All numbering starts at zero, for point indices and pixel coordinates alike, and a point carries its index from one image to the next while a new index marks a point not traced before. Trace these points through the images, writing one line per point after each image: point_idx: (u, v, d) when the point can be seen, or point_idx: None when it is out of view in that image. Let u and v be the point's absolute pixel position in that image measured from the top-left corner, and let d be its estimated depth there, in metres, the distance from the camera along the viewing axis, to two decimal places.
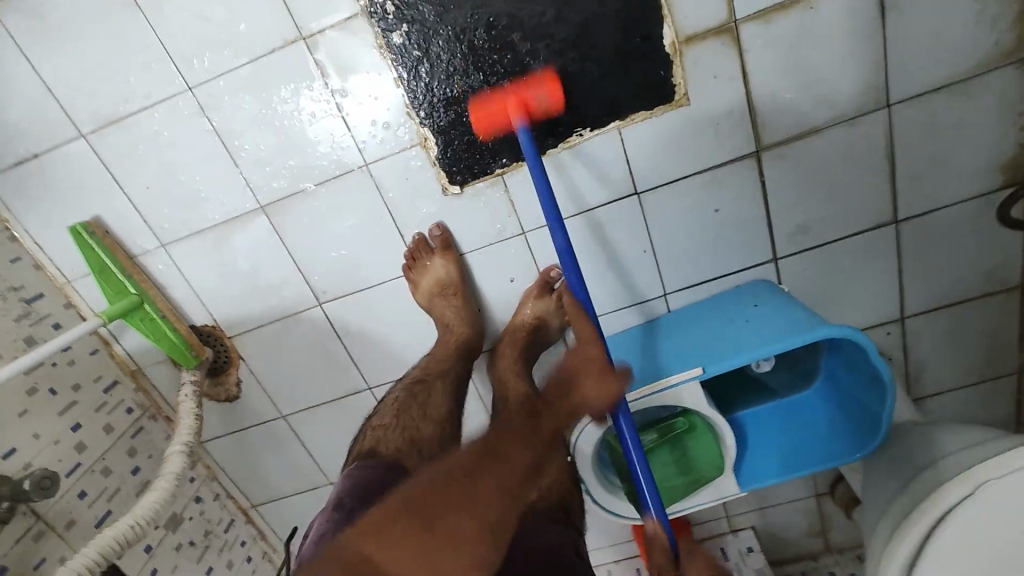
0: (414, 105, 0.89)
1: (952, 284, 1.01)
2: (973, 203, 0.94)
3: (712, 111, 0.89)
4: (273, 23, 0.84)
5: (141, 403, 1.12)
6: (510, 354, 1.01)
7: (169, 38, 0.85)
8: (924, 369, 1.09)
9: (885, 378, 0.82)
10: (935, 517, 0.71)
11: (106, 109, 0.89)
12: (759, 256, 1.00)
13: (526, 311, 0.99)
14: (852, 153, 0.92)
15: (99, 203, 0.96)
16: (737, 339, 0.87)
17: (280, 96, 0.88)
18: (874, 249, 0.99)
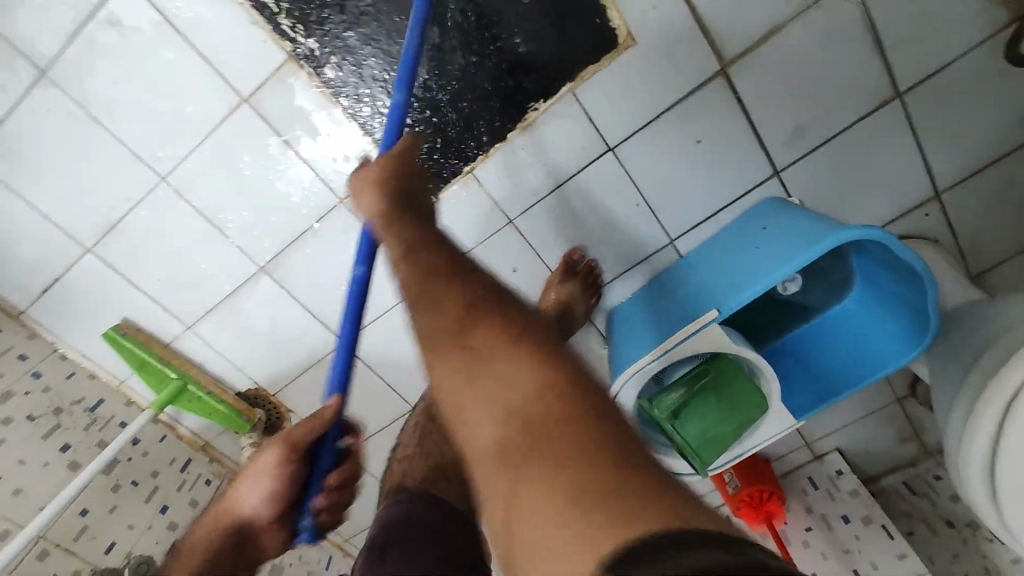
0: (366, 130, 0.89)
1: (986, 142, 0.91)
2: (982, 49, 0.84)
3: (662, 42, 0.84)
4: (214, 95, 0.86)
5: (218, 472, 1.20)
6: None
7: (131, 139, 0.88)
8: (979, 241, 0.99)
9: (920, 269, 0.77)
10: (1002, 401, 0.64)
11: (100, 220, 0.94)
12: (760, 175, 0.94)
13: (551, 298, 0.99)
14: (827, 39, 0.84)
15: (124, 306, 1.02)
16: (751, 267, 0.83)
17: (244, 160, 0.90)
18: (883, 131, 0.91)
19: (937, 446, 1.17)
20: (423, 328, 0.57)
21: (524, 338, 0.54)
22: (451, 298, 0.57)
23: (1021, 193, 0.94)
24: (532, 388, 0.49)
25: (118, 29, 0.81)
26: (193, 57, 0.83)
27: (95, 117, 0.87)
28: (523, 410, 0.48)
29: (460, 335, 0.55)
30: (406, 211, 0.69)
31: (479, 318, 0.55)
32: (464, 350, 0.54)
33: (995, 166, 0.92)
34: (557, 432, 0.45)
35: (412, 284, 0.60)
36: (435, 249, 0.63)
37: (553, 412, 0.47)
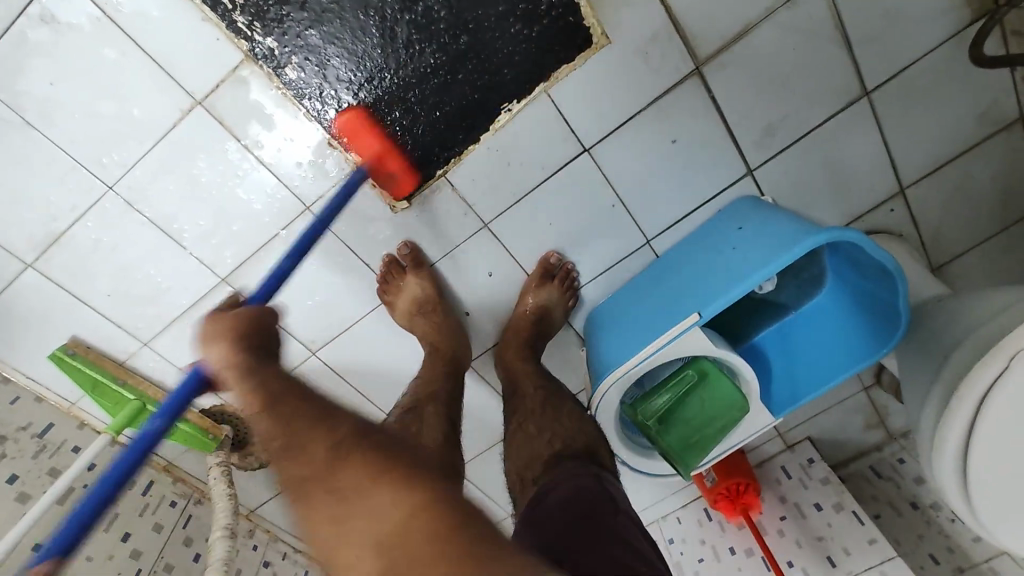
0: (331, 133, 0.84)
1: (948, 138, 0.93)
2: (945, 48, 0.86)
3: (636, 40, 0.83)
4: (165, 97, 0.80)
5: (183, 493, 1.15)
6: (514, 342, 1.00)
7: (72, 145, 0.81)
8: (940, 234, 1.03)
9: (891, 267, 0.78)
10: (976, 397, 0.66)
11: (41, 232, 0.87)
12: (734, 174, 0.94)
13: (527, 303, 0.98)
14: (799, 38, 0.84)
15: (71, 323, 0.95)
16: (729, 270, 0.83)
17: (200, 167, 0.85)
18: (851, 130, 0.92)
19: (901, 430, 1.22)
20: (297, 495, 0.57)
21: (386, 477, 0.55)
22: (308, 458, 0.58)
23: (978, 187, 0.98)
24: (395, 527, 0.50)
25: (52, 27, 0.74)
26: (140, 57, 0.77)
27: (31, 122, 0.79)
28: (387, 536, 0.50)
29: (343, 497, 0.54)
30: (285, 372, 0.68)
31: (315, 442, 0.59)
32: (334, 496, 0.55)
33: (955, 162, 0.95)
34: (429, 570, 0.46)
35: (281, 463, 0.59)
36: (298, 392, 0.64)
37: (414, 543, 0.49)
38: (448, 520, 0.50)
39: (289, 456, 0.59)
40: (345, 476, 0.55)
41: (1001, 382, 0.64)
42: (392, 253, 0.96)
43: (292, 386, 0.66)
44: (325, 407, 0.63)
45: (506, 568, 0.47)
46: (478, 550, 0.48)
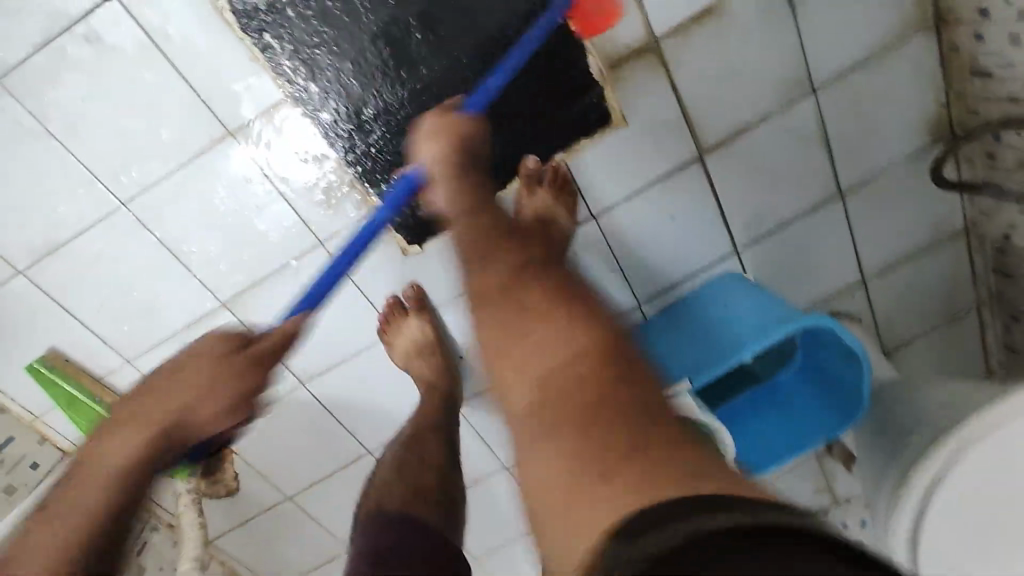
0: (357, 176, 0.87)
1: (906, 240, 1.05)
2: (908, 165, 0.98)
3: (650, 125, 0.91)
4: (197, 124, 0.81)
5: (140, 518, 1.09)
6: None
7: (93, 158, 0.81)
8: (892, 322, 1.15)
9: (858, 351, 0.87)
10: (928, 481, 0.74)
11: (41, 240, 0.85)
12: (721, 252, 1.03)
13: None
14: (789, 142, 0.95)
15: (53, 334, 0.92)
16: (721, 344, 0.94)
17: (220, 194, 0.85)
18: (826, 223, 1.03)
19: (846, 496, 1.32)
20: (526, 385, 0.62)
21: (631, 373, 0.60)
22: (519, 312, 0.66)
23: (926, 284, 1.11)
24: (558, 366, 0.61)
25: (95, 46, 0.76)
26: (178, 83, 0.78)
27: (52, 132, 0.79)
28: (557, 376, 0.61)
29: (526, 330, 0.65)
30: (461, 200, 0.75)
31: (530, 287, 0.68)
32: (525, 306, 0.66)
33: (910, 260, 1.08)
34: (618, 400, 0.56)
35: (490, 311, 0.68)
36: (557, 281, 0.70)
37: (573, 395, 0.58)
38: (545, 353, 0.63)
39: (487, 261, 0.70)
40: (520, 299, 0.67)
41: (950, 471, 0.73)
42: (396, 294, 0.98)
43: (491, 228, 0.73)
44: (457, 229, 0.74)
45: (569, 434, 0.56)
46: (561, 402, 0.59)
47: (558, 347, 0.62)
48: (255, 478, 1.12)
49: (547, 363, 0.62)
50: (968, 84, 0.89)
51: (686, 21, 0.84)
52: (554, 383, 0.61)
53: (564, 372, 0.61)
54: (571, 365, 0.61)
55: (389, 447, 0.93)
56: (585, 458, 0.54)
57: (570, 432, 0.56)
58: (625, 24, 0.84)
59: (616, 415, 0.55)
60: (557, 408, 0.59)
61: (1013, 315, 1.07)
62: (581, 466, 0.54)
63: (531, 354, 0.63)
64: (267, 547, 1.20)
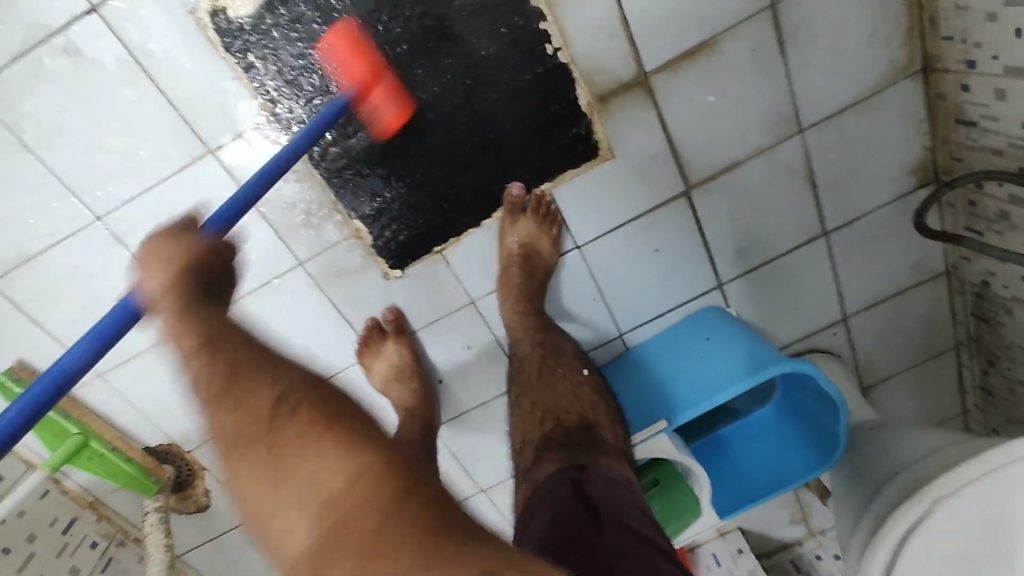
0: (340, 200, 0.87)
1: (887, 281, 1.06)
2: (893, 206, 0.99)
3: (638, 158, 0.90)
4: (176, 141, 0.79)
5: (106, 533, 1.08)
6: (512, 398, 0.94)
7: (67, 172, 0.79)
8: (872, 359, 1.15)
9: (836, 397, 0.86)
10: (901, 531, 0.75)
11: (12, 252, 0.83)
12: (705, 285, 1.03)
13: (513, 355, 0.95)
14: (775, 180, 0.95)
15: (22, 346, 0.90)
16: (700, 382, 0.94)
17: (199, 212, 0.84)
18: (810, 260, 1.03)
19: (820, 528, 1.32)
20: (291, 514, 0.47)
21: (421, 499, 0.46)
22: (263, 465, 0.49)
23: (906, 324, 1.11)
24: (329, 491, 0.46)
25: (73, 59, 0.74)
26: (158, 100, 0.77)
27: (27, 144, 0.77)
28: (319, 492, 0.47)
29: (285, 465, 0.49)
30: (201, 299, 0.61)
31: (292, 417, 0.51)
32: (272, 439, 0.50)
33: (891, 300, 1.08)
34: (461, 544, 0.44)
35: (241, 472, 0.50)
36: (273, 407, 0.52)
37: (353, 498, 0.46)
38: (314, 485, 0.47)
39: (221, 378, 0.54)
40: (249, 383, 0.54)
41: (922, 522, 0.74)
42: (376, 317, 0.97)
43: (249, 357, 0.57)
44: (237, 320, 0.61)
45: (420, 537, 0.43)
46: (376, 495, 0.46)
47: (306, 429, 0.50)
48: (226, 495, 1.10)
49: (302, 489, 0.47)
50: (952, 132, 0.90)
51: (678, 57, 0.84)
52: (354, 463, 0.48)
53: (329, 471, 0.47)
54: (340, 446, 0.49)
55: None
56: (478, 559, 0.43)
57: (418, 551, 0.42)
58: (616, 57, 0.83)
59: (457, 538, 0.44)
60: (369, 498, 0.46)
61: (989, 360, 1.08)
62: (485, 561, 0.43)
63: (288, 444, 0.49)
64: (236, 564, 1.18)
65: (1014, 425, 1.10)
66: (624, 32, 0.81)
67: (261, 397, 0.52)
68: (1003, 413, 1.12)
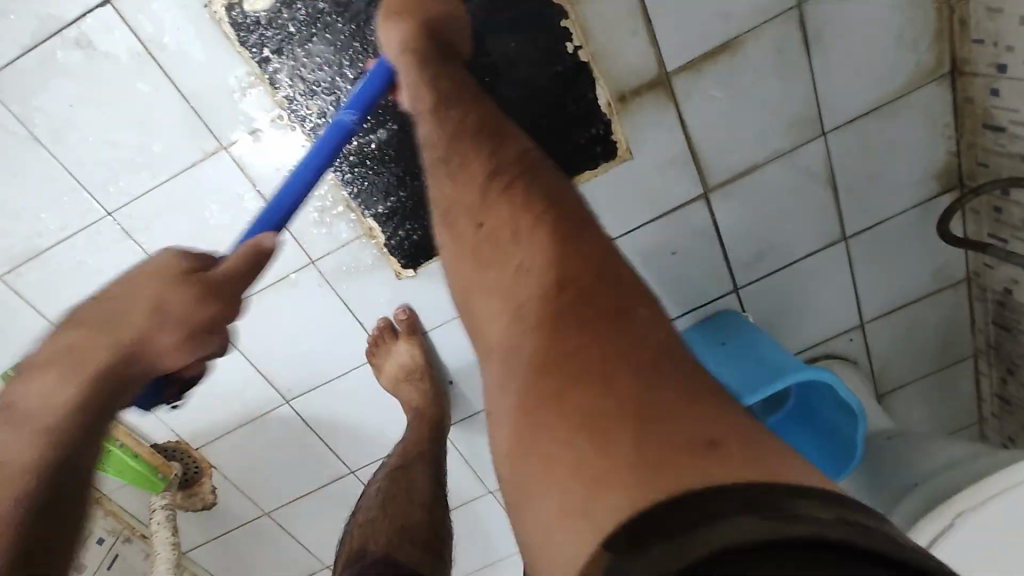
0: (354, 198, 0.85)
1: (906, 287, 1.04)
2: (914, 212, 0.97)
3: (656, 160, 0.89)
4: (189, 137, 0.78)
5: (112, 529, 1.07)
6: None
7: (78, 167, 0.78)
8: (888, 366, 1.13)
9: (858, 409, 0.84)
10: (922, 546, 0.74)
11: (22, 246, 0.82)
12: (721, 289, 1.01)
13: None
14: (796, 183, 0.93)
15: (29, 342, 0.89)
16: (719, 389, 0.92)
17: (211, 210, 0.83)
18: (828, 265, 1.01)
19: None
20: (501, 324, 0.60)
21: (671, 364, 0.51)
22: (499, 270, 0.63)
23: (924, 330, 1.10)
24: (538, 315, 0.56)
25: (86, 52, 0.73)
26: (171, 94, 0.76)
27: (38, 138, 0.76)
28: (556, 359, 0.52)
29: (516, 251, 0.62)
30: (442, 63, 0.71)
31: (581, 241, 0.60)
32: (504, 258, 0.63)
33: (910, 306, 1.07)
34: (619, 370, 0.49)
35: (464, 260, 0.67)
36: (558, 231, 0.61)
37: (561, 327, 0.54)
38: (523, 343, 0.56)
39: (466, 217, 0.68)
40: (504, 248, 0.63)
41: (944, 538, 0.73)
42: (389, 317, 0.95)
43: (481, 128, 0.70)
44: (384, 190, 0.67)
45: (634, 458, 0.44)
46: (553, 381, 0.51)
47: (539, 304, 0.57)
48: (234, 493, 1.09)
49: (607, 356, 0.50)
50: (979, 137, 0.88)
51: (700, 57, 0.82)
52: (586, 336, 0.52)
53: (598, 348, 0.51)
54: (547, 326, 0.55)
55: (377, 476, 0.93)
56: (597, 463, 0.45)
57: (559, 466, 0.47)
58: (637, 56, 0.81)
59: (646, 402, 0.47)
60: (538, 398, 0.51)
61: (1009, 368, 1.06)
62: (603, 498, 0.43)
63: (566, 350, 0.52)
64: (242, 562, 1.18)
65: None
66: (645, 31, 0.80)
67: (530, 258, 0.61)
68: (1021, 422, 1.10)
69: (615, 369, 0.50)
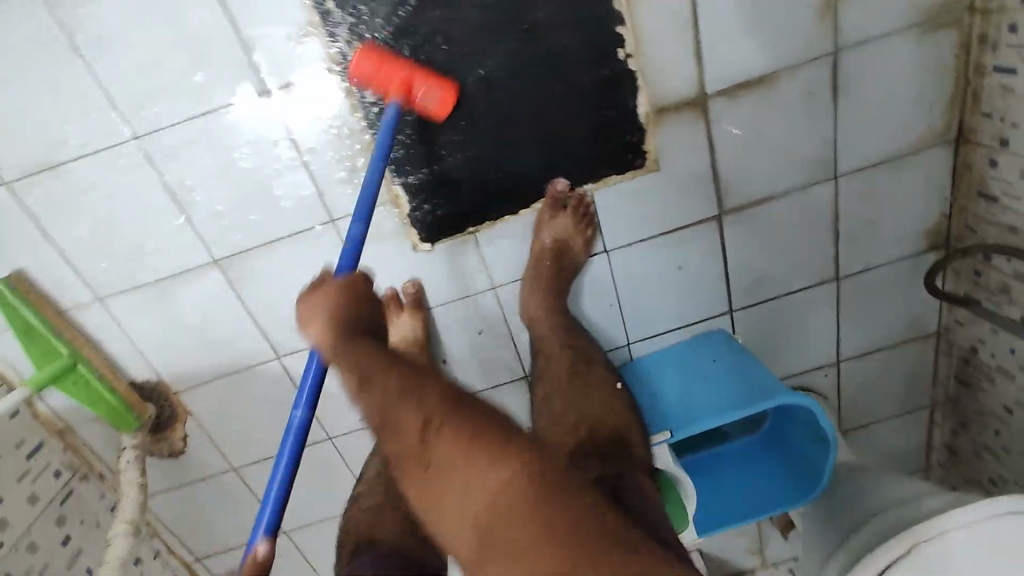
0: (387, 163, 0.86)
1: (883, 333, 1.11)
2: (903, 264, 1.04)
3: (680, 176, 0.92)
4: (233, 74, 0.78)
5: (70, 463, 1.03)
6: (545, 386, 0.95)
7: (114, 85, 0.77)
8: (854, 405, 1.20)
9: (831, 437, 0.88)
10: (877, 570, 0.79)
11: (36, 154, 0.80)
12: (717, 309, 1.06)
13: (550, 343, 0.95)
14: (803, 218, 0.98)
15: (22, 255, 0.86)
16: (705, 402, 0.96)
17: (240, 151, 0.83)
18: (817, 302, 1.07)
19: (774, 559, 1.37)
20: (468, 537, 0.54)
21: (551, 472, 0.54)
22: (448, 487, 0.55)
23: (891, 377, 1.17)
24: (484, 512, 0.53)
25: None
26: (224, 29, 0.75)
27: (78, 49, 0.75)
28: (492, 502, 0.53)
29: (444, 477, 0.55)
30: (356, 336, 0.68)
31: (442, 435, 0.56)
32: (451, 452, 0.55)
33: (883, 352, 1.14)
34: (520, 543, 0.51)
35: (416, 483, 0.57)
36: (451, 394, 0.59)
37: (506, 518, 0.52)
38: (455, 494, 0.55)
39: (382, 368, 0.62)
40: (401, 395, 0.59)
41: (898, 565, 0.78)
42: (396, 288, 0.97)
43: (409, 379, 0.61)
44: (379, 350, 0.65)
45: None
46: (515, 533, 0.51)
47: (463, 437, 0.55)
48: (205, 444, 1.06)
49: (511, 541, 0.51)
50: (972, 203, 0.96)
51: (738, 85, 0.86)
52: (509, 493, 0.53)
53: (510, 503, 0.52)
54: (532, 472, 0.54)
55: (374, 453, 0.96)
56: None
57: None
58: (681, 74, 0.85)
59: (556, 558, 0.50)
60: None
61: (962, 421, 1.15)
62: None
63: (511, 528, 0.52)
64: (199, 515, 1.15)
65: (973, 486, 1.18)
66: (695, 50, 0.84)
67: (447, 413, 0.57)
68: (963, 473, 1.20)
69: (561, 532, 0.51)
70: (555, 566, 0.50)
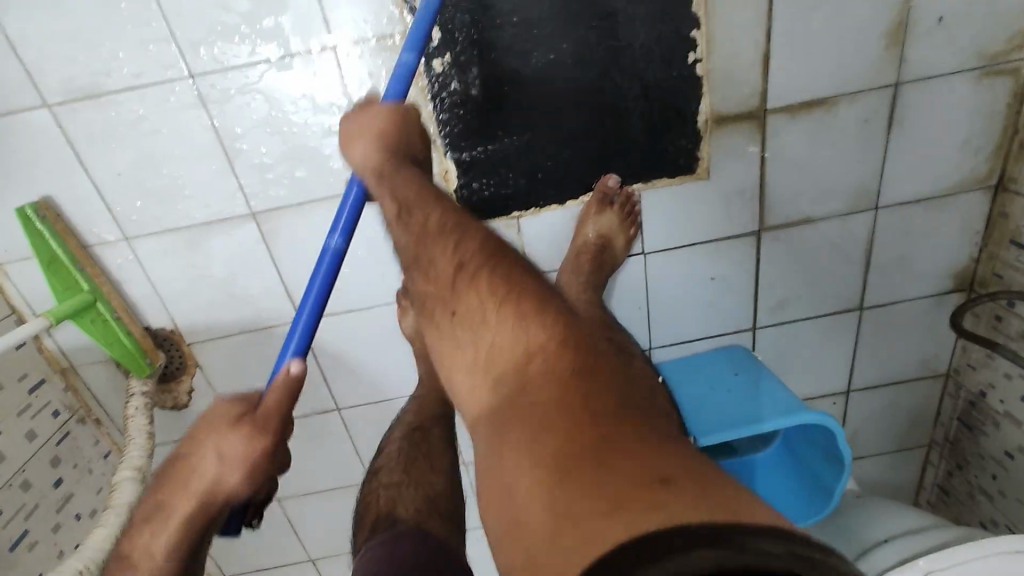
0: (442, 135, 0.85)
1: (896, 367, 1.13)
2: (926, 301, 1.06)
3: (728, 187, 0.93)
4: (302, 25, 0.77)
5: (70, 405, 0.99)
6: None
7: (177, 19, 0.75)
8: (856, 436, 1.22)
9: (848, 459, 0.89)
10: None
11: (86, 81, 0.78)
12: (741, 324, 1.06)
13: None
14: (839, 244, 0.99)
15: (54, 182, 0.83)
16: (724, 412, 0.96)
17: (296, 104, 0.81)
18: (838, 329, 1.08)
19: None
20: (482, 389, 0.62)
21: (571, 364, 0.56)
22: (471, 343, 0.62)
23: (897, 412, 1.19)
24: (513, 359, 0.59)
25: None
26: None
27: None
28: (526, 380, 0.57)
29: (474, 326, 0.61)
30: (401, 162, 0.70)
31: (481, 288, 0.61)
32: (469, 320, 0.62)
33: (893, 386, 1.15)
34: (539, 390, 0.56)
35: (445, 329, 0.64)
36: (493, 250, 0.63)
37: (533, 372, 0.57)
38: (501, 346, 0.60)
39: (425, 258, 0.65)
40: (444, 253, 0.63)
41: None
42: None
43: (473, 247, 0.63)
44: (443, 197, 0.67)
45: (563, 476, 0.49)
46: (545, 383, 0.56)
47: (501, 322, 0.60)
48: (211, 401, 1.03)
49: (533, 403, 0.55)
50: (1003, 250, 0.97)
51: (798, 104, 0.87)
52: (535, 351, 0.58)
53: (543, 364, 0.57)
54: (556, 347, 0.57)
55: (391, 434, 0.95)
56: (552, 455, 0.51)
57: (532, 445, 0.53)
58: (745, 85, 0.85)
59: (573, 422, 0.52)
60: (551, 430, 0.52)
61: (959, 463, 1.17)
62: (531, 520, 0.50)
63: (533, 387, 0.56)
64: None
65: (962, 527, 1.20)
66: (761, 64, 0.84)
67: (492, 273, 0.61)
68: (954, 513, 1.22)
69: (589, 430, 0.51)
70: (572, 437, 0.51)
